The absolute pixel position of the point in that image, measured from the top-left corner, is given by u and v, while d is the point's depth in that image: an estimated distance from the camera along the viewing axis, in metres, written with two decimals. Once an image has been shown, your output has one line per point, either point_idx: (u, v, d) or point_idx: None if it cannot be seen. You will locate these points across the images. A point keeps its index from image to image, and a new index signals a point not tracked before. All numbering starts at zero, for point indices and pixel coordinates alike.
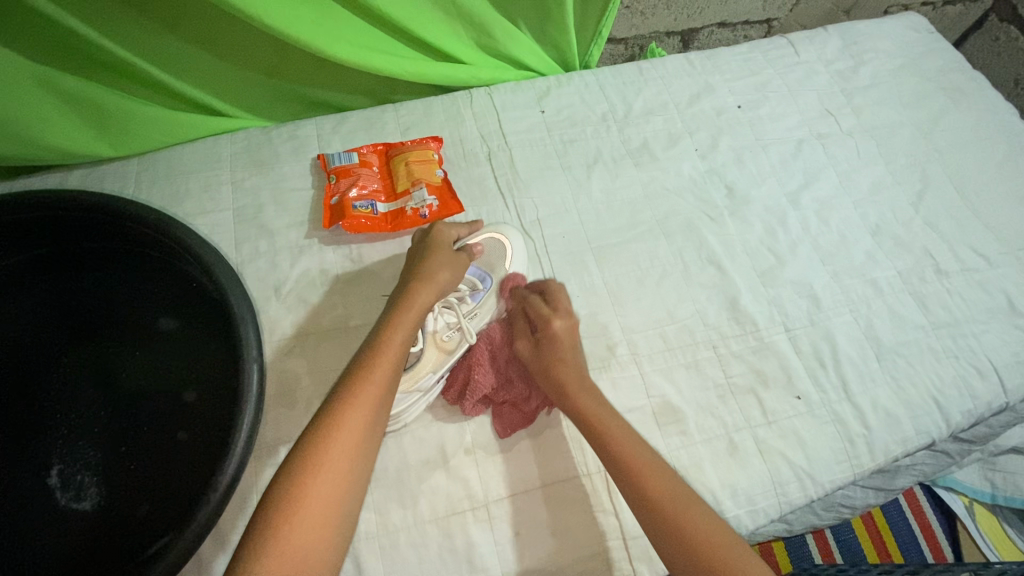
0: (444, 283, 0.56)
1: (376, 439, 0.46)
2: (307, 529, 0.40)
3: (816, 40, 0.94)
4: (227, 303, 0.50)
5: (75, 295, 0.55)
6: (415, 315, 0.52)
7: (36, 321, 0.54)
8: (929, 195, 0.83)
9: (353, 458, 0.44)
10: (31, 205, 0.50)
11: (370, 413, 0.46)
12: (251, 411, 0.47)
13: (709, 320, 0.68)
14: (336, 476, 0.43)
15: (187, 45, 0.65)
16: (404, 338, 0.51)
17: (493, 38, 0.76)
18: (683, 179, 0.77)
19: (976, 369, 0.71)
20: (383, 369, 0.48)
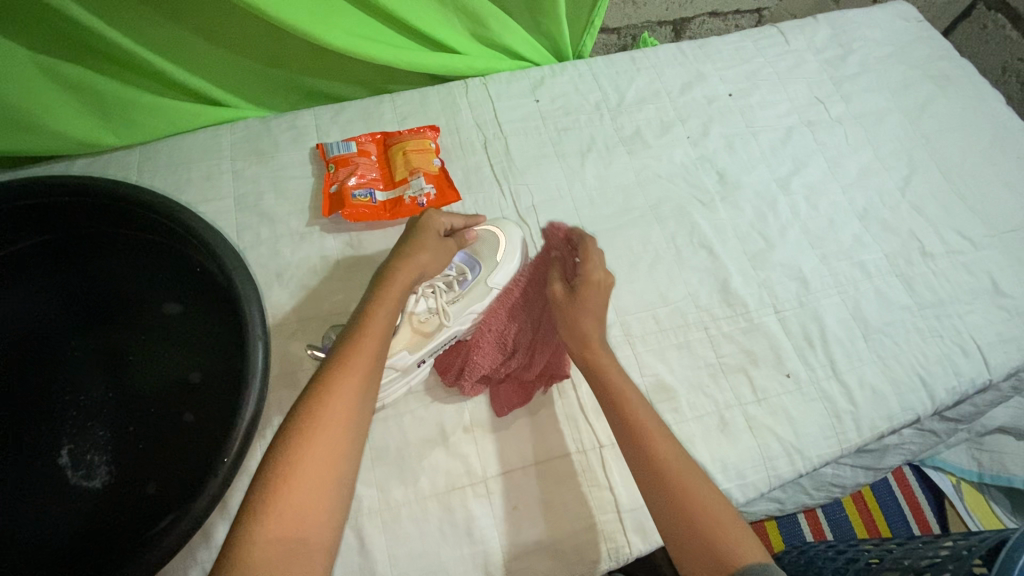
0: (425, 262, 0.57)
1: (367, 407, 0.48)
2: (305, 493, 0.42)
3: (806, 29, 0.95)
4: (233, 285, 0.51)
5: (79, 281, 0.57)
6: (398, 292, 0.54)
7: (42, 306, 0.56)
8: (916, 180, 0.85)
9: (347, 426, 0.46)
10: (39, 191, 0.52)
11: (360, 384, 0.48)
12: (257, 387, 0.49)
13: (701, 302, 0.70)
14: (332, 442, 0.44)
15: (186, 34, 0.66)
16: (388, 313, 0.52)
17: (487, 28, 0.78)
18: (676, 166, 0.79)
19: (961, 348, 0.73)
20: (370, 343, 0.49)
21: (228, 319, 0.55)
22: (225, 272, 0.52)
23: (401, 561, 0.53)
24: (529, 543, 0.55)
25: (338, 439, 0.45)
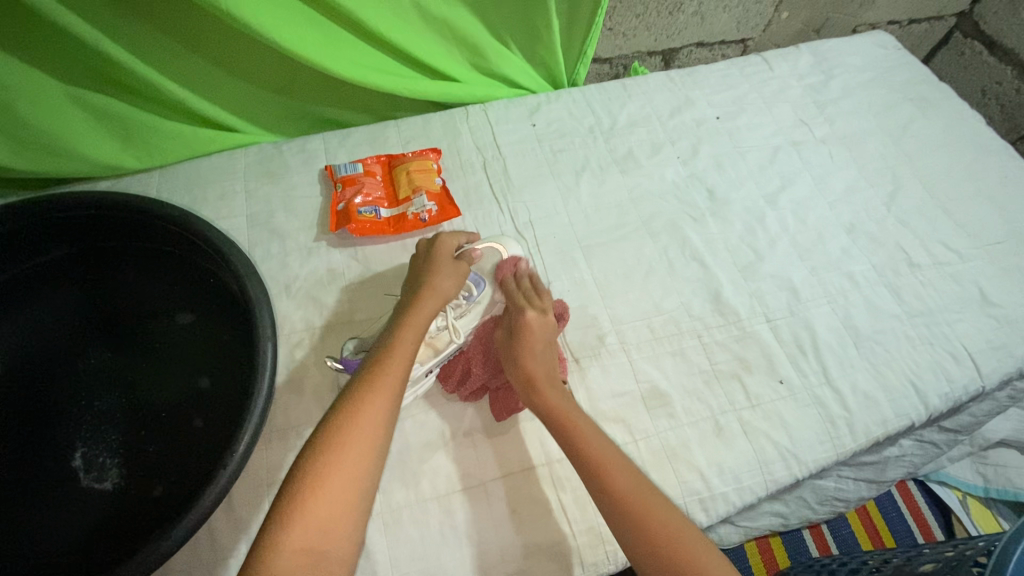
0: (448, 289, 0.59)
1: (390, 427, 0.49)
2: (328, 508, 0.43)
3: (788, 57, 1.01)
4: (245, 288, 0.55)
5: (99, 292, 0.60)
6: (424, 319, 0.56)
7: (64, 315, 0.59)
8: (900, 195, 0.88)
9: (370, 444, 0.47)
10: (69, 205, 0.57)
11: (386, 403, 0.49)
12: (266, 381, 0.52)
13: (694, 312, 0.72)
14: (355, 459, 0.46)
15: (207, 66, 0.72)
16: (415, 336, 0.54)
17: (486, 59, 0.83)
18: (667, 183, 0.83)
19: (951, 355, 0.74)
20: (396, 364, 0.51)
21: (239, 326, 0.58)
22: (237, 277, 0.55)
23: (403, 562, 0.54)
24: (528, 545, 0.56)
25: (360, 457, 0.46)
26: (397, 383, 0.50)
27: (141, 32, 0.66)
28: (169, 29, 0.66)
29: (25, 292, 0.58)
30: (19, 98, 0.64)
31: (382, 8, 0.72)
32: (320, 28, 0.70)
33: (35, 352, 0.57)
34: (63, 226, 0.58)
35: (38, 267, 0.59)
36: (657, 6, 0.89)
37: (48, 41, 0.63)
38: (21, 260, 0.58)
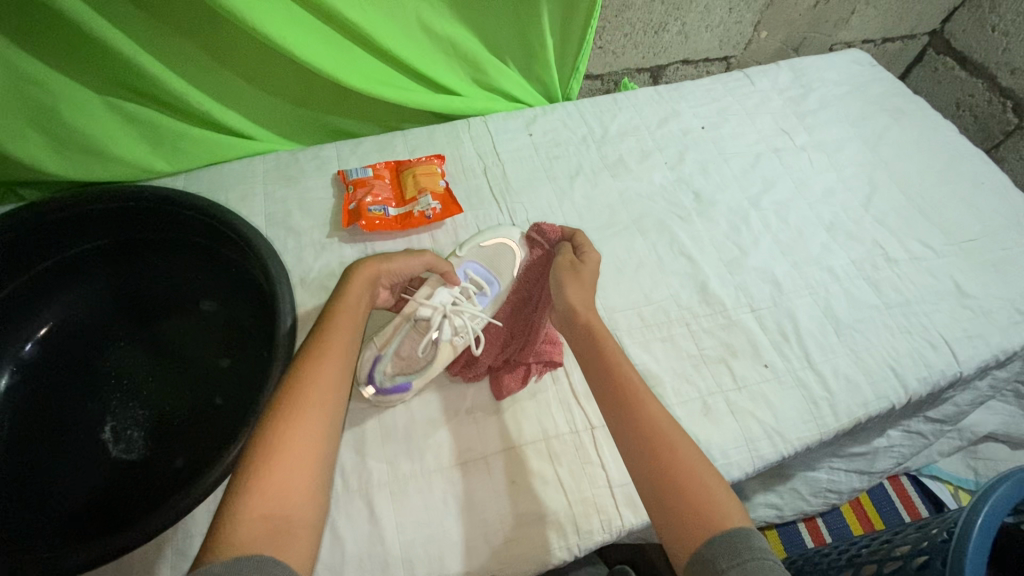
0: (387, 272, 0.63)
1: (341, 395, 0.52)
2: (289, 470, 0.45)
3: (769, 73, 1.08)
4: (267, 269, 0.61)
5: (134, 283, 0.66)
6: (360, 296, 0.60)
7: (102, 304, 0.65)
8: (877, 197, 0.93)
9: (327, 411, 0.50)
10: (109, 199, 0.63)
11: (335, 374, 0.52)
12: (284, 350, 0.57)
13: (682, 301, 0.76)
14: (311, 425, 0.48)
15: (232, 81, 0.79)
16: (353, 313, 0.58)
17: (486, 74, 0.90)
18: (655, 186, 0.88)
19: (929, 342, 0.78)
20: (338, 338, 0.55)
21: (260, 311, 0.64)
22: (261, 261, 0.61)
23: (408, 528, 0.58)
24: (526, 513, 0.59)
25: (314, 421, 0.49)
26: (343, 356, 0.54)
27: (175, 49, 0.73)
28: (200, 46, 0.74)
29: (64, 283, 0.65)
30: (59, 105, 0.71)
31: (390, 27, 0.79)
32: (334, 45, 0.78)
33: (79, 337, 0.64)
34: (104, 219, 0.65)
35: (78, 260, 0.66)
36: (643, 26, 0.96)
37: (82, 54, 0.69)
38: (63, 252, 0.65)
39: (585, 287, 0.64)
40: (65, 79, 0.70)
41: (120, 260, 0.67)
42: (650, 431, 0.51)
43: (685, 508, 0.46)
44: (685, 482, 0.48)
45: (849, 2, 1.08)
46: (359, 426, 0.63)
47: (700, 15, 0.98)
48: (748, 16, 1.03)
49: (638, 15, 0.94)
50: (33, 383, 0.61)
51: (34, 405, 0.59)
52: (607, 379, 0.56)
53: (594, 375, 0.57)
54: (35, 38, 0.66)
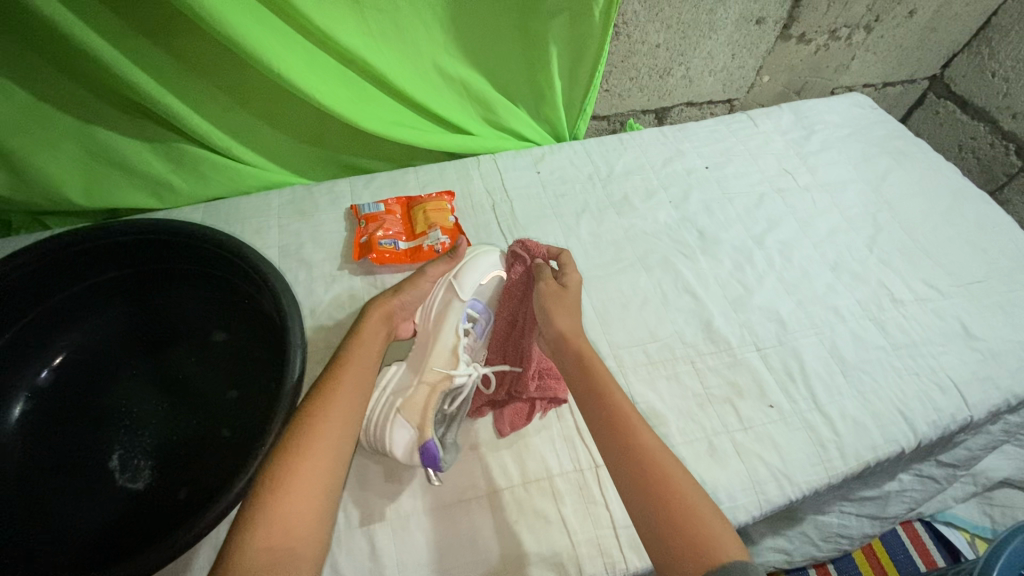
0: (399, 304, 0.68)
1: (352, 431, 0.55)
2: (296, 499, 0.48)
3: (771, 115, 1.10)
4: (279, 301, 0.62)
5: (150, 312, 0.69)
6: (376, 334, 0.64)
7: (118, 331, 0.67)
8: (881, 237, 0.94)
9: (341, 431, 0.54)
10: (131, 229, 0.66)
11: (346, 409, 0.55)
12: (293, 382, 0.57)
13: (687, 339, 0.77)
14: (320, 456, 0.51)
15: (252, 118, 0.82)
16: (368, 350, 0.62)
17: (496, 114, 0.93)
18: (660, 224, 0.90)
19: (937, 385, 0.77)
20: (351, 374, 0.58)
21: (272, 343, 0.65)
22: (274, 295, 0.62)
23: (410, 565, 0.58)
24: (530, 553, 0.59)
25: (324, 453, 0.51)
26: (356, 392, 0.57)
27: (199, 88, 0.76)
28: (223, 87, 0.77)
29: (85, 310, 0.68)
30: (91, 134, 0.76)
31: (405, 70, 0.83)
32: (351, 87, 0.81)
33: (92, 362, 0.65)
34: (125, 249, 0.67)
35: (99, 288, 0.68)
36: (649, 71, 1.00)
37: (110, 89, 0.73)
38: (85, 280, 0.68)
39: (567, 306, 0.66)
40: (98, 114, 0.75)
41: (139, 289, 0.69)
42: (653, 472, 0.51)
43: (684, 540, 0.46)
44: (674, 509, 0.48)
45: (849, 48, 1.11)
46: (364, 459, 0.64)
47: (703, 60, 1.02)
48: (750, 61, 1.06)
49: (643, 60, 0.98)
50: (46, 409, 0.62)
51: (47, 431, 0.61)
52: (597, 407, 0.56)
53: (584, 400, 0.58)
54: (73, 79, 0.71)
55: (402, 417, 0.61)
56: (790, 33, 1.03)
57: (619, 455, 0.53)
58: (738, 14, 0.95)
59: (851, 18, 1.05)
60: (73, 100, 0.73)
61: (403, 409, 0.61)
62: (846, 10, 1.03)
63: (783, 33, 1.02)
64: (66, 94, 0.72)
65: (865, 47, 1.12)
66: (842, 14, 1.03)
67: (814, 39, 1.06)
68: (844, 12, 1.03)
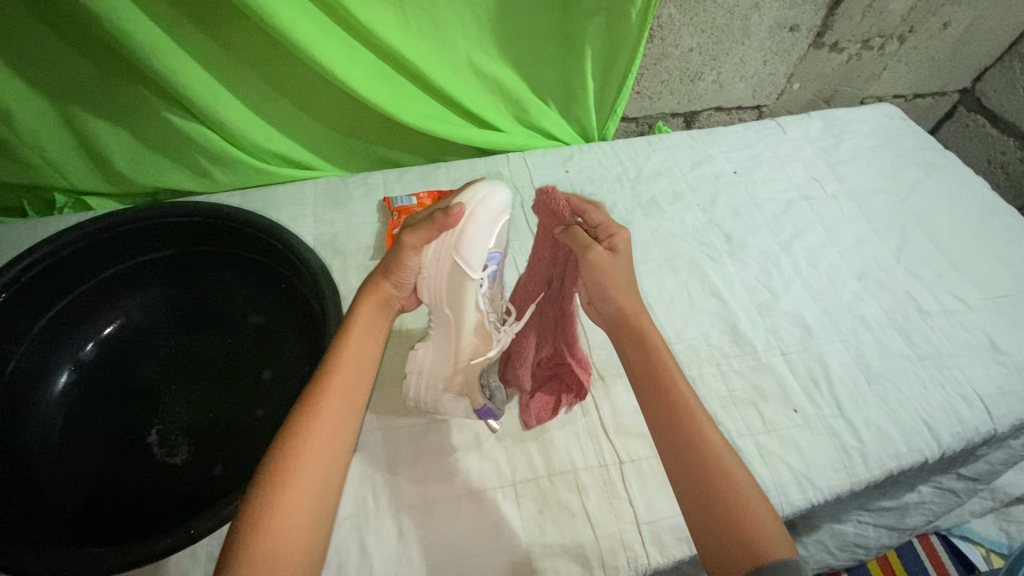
0: (394, 289, 0.57)
1: (342, 456, 0.50)
2: (280, 544, 0.43)
3: (800, 123, 1.10)
4: (320, 287, 0.65)
5: (192, 295, 0.71)
6: (370, 332, 0.56)
7: (161, 312, 0.70)
8: (908, 248, 0.94)
9: (332, 448, 0.49)
10: (179, 213, 0.69)
11: (336, 433, 0.50)
12: None
13: (712, 341, 0.78)
14: (306, 494, 0.46)
15: (291, 108, 0.84)
16: (360, 355, 0.54)
17: (527, 113, 0.94)
18: (687, 227, 0.90)
19: (962, 398, 0.77)
20: (343, 388, 0.52)
21: (306, 326, 0.68)
22: (313, 277, 0.66)
23: (435, 550, 0.59)
24: (553, 544, 0.60)
25: (309, 489, 0.46)
26: (346, 409, 0.51)
27: (242, 77, 0.78)
28: (265, 76, 0.79)
29: (124, 293, 0.71)
30: (136, 116, 0.78)
31: (443, 66, 0.84)
32: (389, 80, 0.83)
33: (135, 341, 0.68)
34: (171, 232, 0.70)
35: (138, 272, 0.71)
36: (680, 74, 1.01)
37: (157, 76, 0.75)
38: (131, 261, 0.70)
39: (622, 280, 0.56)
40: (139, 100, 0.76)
41: (182, 272, 0.72)
42: (699, 448, 0.50)
43: (725, 511, 0.47)
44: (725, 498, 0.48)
45: (881, 58, 1.11)
46: (392, 445, 0.65)
47: (735, 66, 1.02)
48: (782, 68, 1.06)
49: (675, 64, 0.98)
50: (87, 386, 0.64)
51: (88, 407, 0.63)
52: (648, 380, 0.54)
53: (637, 376, 0.55)
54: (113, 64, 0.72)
55: (448, 395, 0.63)
56: (824, 41, 1.03)
57: (673, 435, 0.51)
58: (773, 20, 0.96)
59: (885, 28, 1.04)
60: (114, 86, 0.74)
61: (444, 387, 0.62)
62: (881, 20, 1.02)
63: (816, 41, 1.03)
64: (108, 78, 0.73)
65: (897, 58, 1.12)
66: (877, 24, 1.03)
67: (847, 48, 1.06)
68: (879, 22, 1.03)
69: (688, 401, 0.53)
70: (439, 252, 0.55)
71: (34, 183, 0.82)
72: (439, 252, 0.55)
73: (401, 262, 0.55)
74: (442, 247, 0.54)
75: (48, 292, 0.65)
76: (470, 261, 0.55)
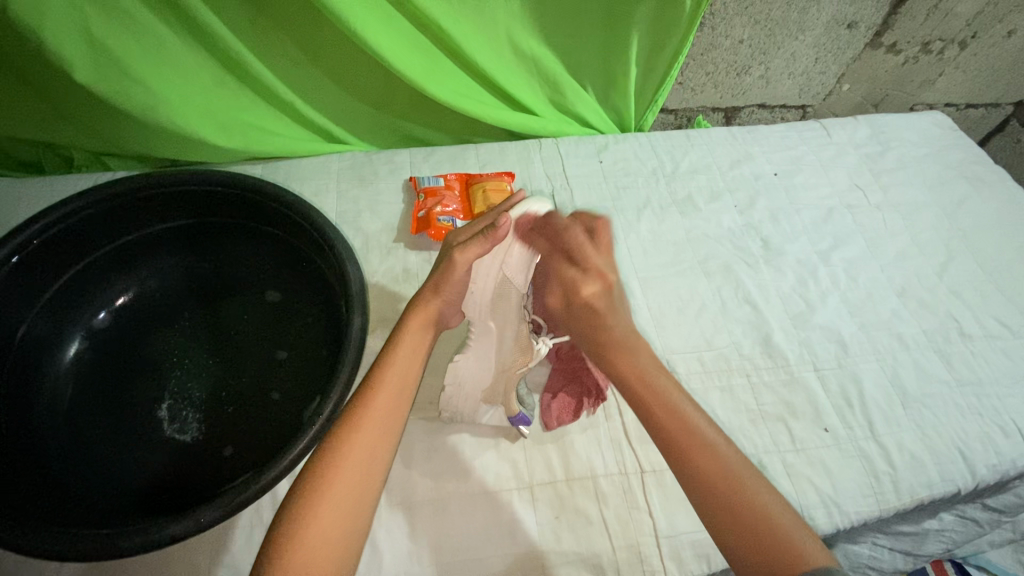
0: (443, 305, 0.59)
1: (379, 467, 0.50)
2: (313, 550, 0.44)
3: (846, 127, 1.03)
4: (343, 268, 0.62)
5: (209, 266, 0.69)
6: (415, 346, 0.57)
7: (177, 282, 0.68)
8: (952, 267, 0.87)
9: (373, 448, 0.50)
10: (200, 181, 0.66)
11: (374, 443, 0.51)
12: (355, 350, 0.57)
13: (743, 351, 0.75)
14: (340, 501, 0.47)
15: (320, 75, 0.81)
16: (404, 368, 0.56)
17: (564, 97, 0.90)
18: (723, 229, 0.86)
19: (1001, 428, 0.73)
20: (383, 399, 0.53)
21: (327, 309, 0.65)
22: (340, 262, 0.62)
23: (447, 549, 0.57)
24: (569, 552, 0.58)
25: (344, 497, 0.48)
26: (384, 420, 0.52)
27: (271, 39, 0.75)
28: (296, 40, 0.76)
29: (141, 259, 0.68)
30: None
31: (482, 43, 0.80)
32: (425, 53, 0.79)
33: (150, 310, 0.66)
34: (191, 200, 0.68)
35: (156, 238, 0.69)
36: (726, 67, 0.96)
37: None
38: (148, 226, 0.68)
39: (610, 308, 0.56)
40: (157, 72, 0.71)
41: (200, 241, 0.70)
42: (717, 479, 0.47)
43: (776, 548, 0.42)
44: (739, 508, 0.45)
45: (938, 64, 1.05)
46: (409, 436, 0.63)
47: (785, 62, 0.97)
48: (833, 67, 1.01)
49: (723, 56, 0.94)
50: (98, 353, 0.63)
51: (99, 375, 0.61)
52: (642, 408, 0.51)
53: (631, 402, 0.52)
54: (131, 33, 0.67)
55: (485, 404, 0.63)
56: (881, 42, 0.97)
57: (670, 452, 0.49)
58: (831, 16, 0.90)
59: (948, 31, 0.98)
60: (127, 60, 0.68)
61: (483, 396, 0.63)
62: (945, 22, 0.96)
63: (874, 41, 0.97)
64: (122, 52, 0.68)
65: (955, 64, 1.06)
66: (939, 27, 0.97)
67: (905, 50, 1.00)
68: (942, 25, 0.97)
69: (688, 409, 0.50)
70: (488, 264, 0.57)
71: (55, 140, 0.80)
72: (488, 267, 0.57)
73: (450, 278, 0.58)
74: (490, 264, 0.57)
75: (63, 254, 0.63)
76: (515, 276, 0.57)
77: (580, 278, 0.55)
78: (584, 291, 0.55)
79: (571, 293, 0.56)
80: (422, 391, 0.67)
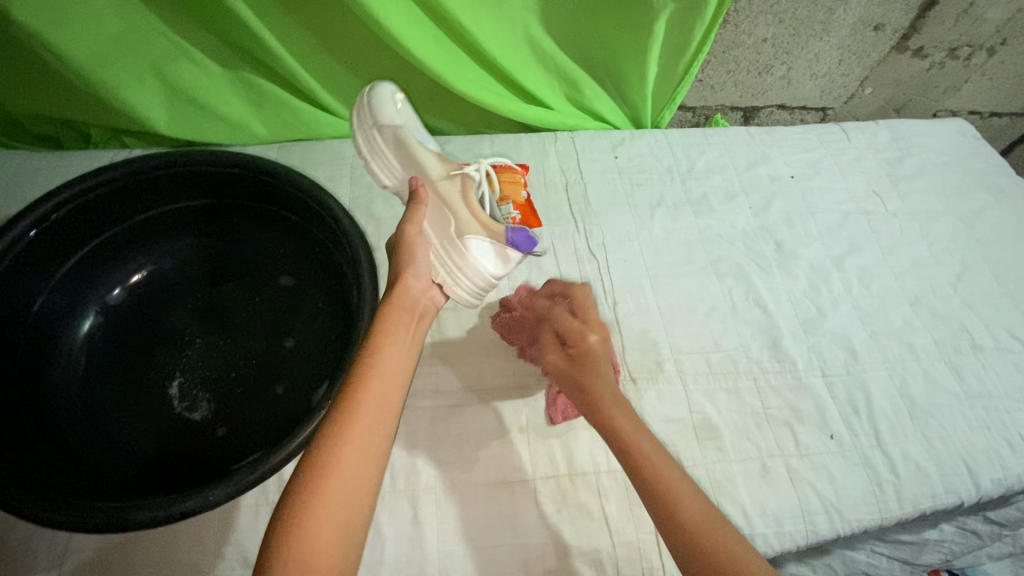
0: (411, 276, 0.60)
1: (359, 525, 0.47)
2: (329, 513, 0.45)
3: (867, 131, 1.02)
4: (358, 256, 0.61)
5: (223, 246, 0.70)
6: (402, 327, 0.56)
7: (191, 261, 0.69)
8: (968, 277, 0.86)
9: (379, 415, 0.50)
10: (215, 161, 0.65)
11: (379, 417, 0.50)
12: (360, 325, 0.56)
13: (752, 355, 0.74)
14: (353, 468, 0.47)
15: (338, 63, 0.81)
16: (386, 394, 0.51)
17: (581, 93, 0.89)
18: (736, 230, 0.86)
19: (1008, 443, 0.72)
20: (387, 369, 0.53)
21: (337, 298, 0.65)
22: (353, 248, 0.62)
23: (449, 537, 0.58)
24: (568, 545, 0.58)
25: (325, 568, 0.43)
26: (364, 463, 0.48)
27: (291, 26, 0.74)
28: (316, 28, 0.75)
29: (157, 235, 0.69)
30: (174, 61, 0.74)
31: (501, 37, 0.79)
32: (445, 43, 0.78)
33: (166, 287, 0.67)
34: (206, 178, 0.67)
35: (171, 217, 0.69)
36: (748, 66, 0.95)
37: (198, 13, 0.71)
38: (164, 203, 0.68)
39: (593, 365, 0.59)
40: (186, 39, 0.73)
41: (214, 221, 0.70)
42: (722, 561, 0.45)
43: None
44: (696, 532, 0.47)
45: (965, 70, 1.03)
46: (415, 425, 0.64)
47: (808, 62, 0.96)
48: (857, 69, 0.99)
49: (746, 54, 0.92)
50: (112, 327, 0.64)
51: (110, 351, 0.62)
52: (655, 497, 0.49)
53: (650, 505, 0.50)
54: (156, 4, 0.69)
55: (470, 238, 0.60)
56: (907, 45, 0.96)
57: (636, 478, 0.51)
58: (857, 17, 0.89)
59: (976, 37, 0.96)
60: (160, 22, 0.71)
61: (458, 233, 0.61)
62: (975, 27, 0.94)
63: (900, 44, 0.95)
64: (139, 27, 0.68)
65: (982, 70, 1.03)
66: (968, 32, 0.95)
67: (931, 55, 0.98)
68: (971, 30, 0.95)
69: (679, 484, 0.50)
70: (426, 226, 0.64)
71: (71, 116, 0.80)
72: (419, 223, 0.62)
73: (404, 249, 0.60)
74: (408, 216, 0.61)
75: (77, 228, 0.63)
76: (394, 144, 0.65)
77: (582, 329, 0.60)
78: (587, 340, 0.60)
79: (573, 343, 0.60)
80: (427, 381, 0.67)
